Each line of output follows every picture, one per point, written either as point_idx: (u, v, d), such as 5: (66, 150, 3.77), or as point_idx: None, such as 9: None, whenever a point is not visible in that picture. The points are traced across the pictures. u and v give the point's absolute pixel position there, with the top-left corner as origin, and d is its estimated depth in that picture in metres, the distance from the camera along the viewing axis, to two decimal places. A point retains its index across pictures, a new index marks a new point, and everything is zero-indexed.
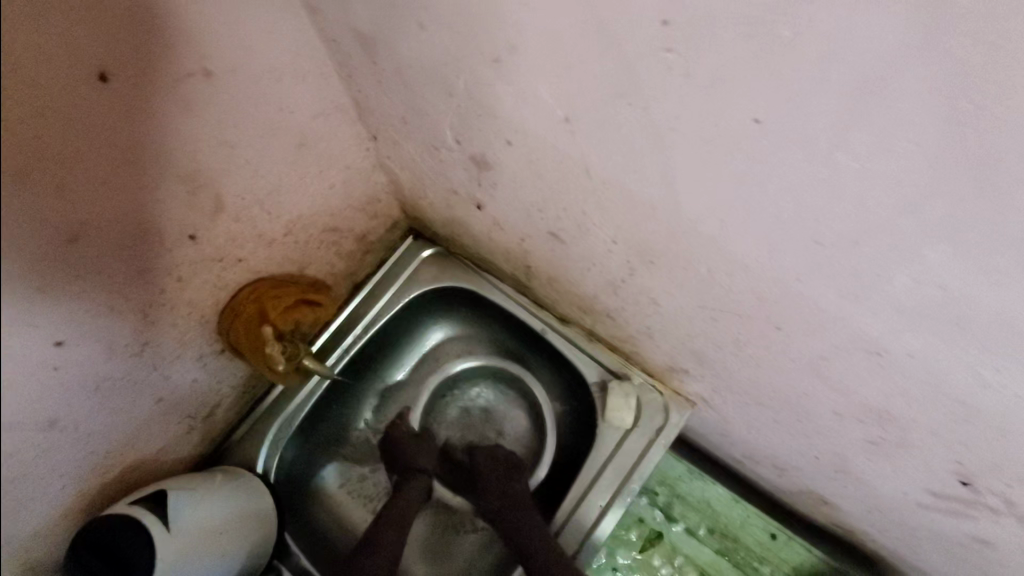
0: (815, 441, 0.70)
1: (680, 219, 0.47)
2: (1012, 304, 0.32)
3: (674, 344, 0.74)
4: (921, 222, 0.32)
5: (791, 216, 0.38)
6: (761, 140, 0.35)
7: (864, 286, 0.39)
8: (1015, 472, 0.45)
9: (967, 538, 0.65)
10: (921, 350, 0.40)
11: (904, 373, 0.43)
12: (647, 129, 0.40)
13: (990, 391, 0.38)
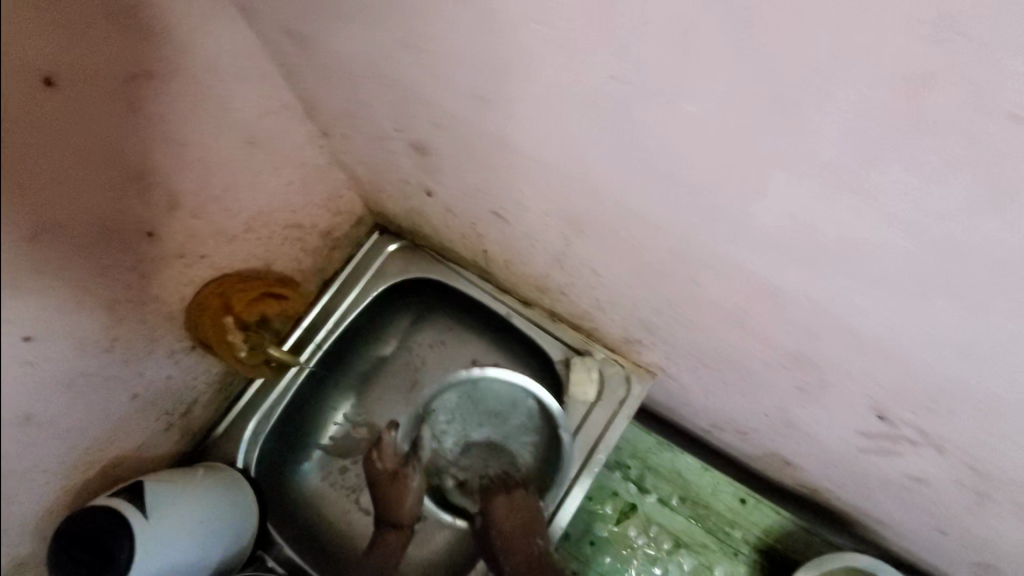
0: (759, 397, 0.74)
1: (589, 182, 0.51)
2: (850, 225, 0.36)
3: (622, 314, 0.78)
4: (766, 158, 0.36)
5: (669, 167, 0.42)
6: (625, 98, 0.39)
7: (743, 227, 0.43)
8: (915, 397, 0.49)
9: (902, 478, 0.69)
10: (802, 284, 0.44)
11: (798, 310, 0.47)
12: (540, 98, 0.44)
13: (864, 314, 0.42)
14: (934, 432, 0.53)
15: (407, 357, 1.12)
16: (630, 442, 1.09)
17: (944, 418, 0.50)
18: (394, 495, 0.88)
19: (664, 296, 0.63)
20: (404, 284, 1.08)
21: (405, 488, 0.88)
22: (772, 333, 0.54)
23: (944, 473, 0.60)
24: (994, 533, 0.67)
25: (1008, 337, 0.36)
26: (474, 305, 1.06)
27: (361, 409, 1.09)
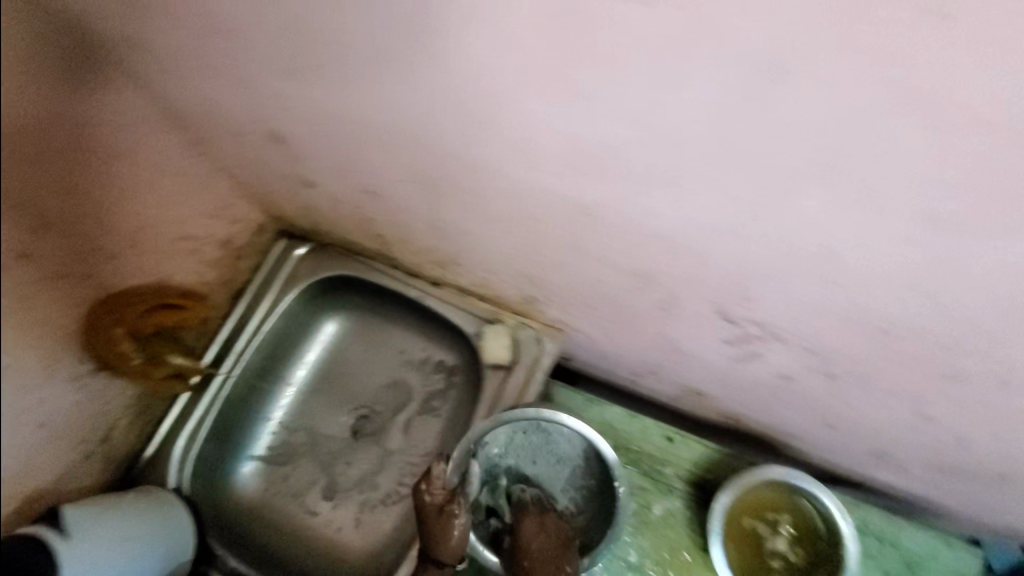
0: (643, 329, 0.79)
1: (419, 129, 0.56)
2: (601, 114, 0.43)
3: (510, 273, 0.82)
4: (523, 67, 0.43)
5: (466, 96, 0.49)
6: (410, 33, 0.45)
7: (537, 142, 0.49)
8: (737, 286, 0.54)
9: (776, 380, 0.75)
10: (599, 187, 0.50)
11: (611, 213, 0.53)
12: (351, 49, 0.50)
13: (652, 202, 0.49)
14: (767, 321, 0.59)
15: (334, 357, 1.16)
16: (560, 402, 1.14)
17: (764, 302, 0.55)
18: (438, 530, 0.84)
19: (526, 241, 0.67)
20: (319, 285, 1.11)
21: (452, 522, 0.84)
22: (611, 250, 0.59)
23: (798, 364, 0.66)
24: (862, 415, 0.74)
25: (746, 188, 0.43)
26: (389, 294, 1.10)
27: (294, 414, 1.13)
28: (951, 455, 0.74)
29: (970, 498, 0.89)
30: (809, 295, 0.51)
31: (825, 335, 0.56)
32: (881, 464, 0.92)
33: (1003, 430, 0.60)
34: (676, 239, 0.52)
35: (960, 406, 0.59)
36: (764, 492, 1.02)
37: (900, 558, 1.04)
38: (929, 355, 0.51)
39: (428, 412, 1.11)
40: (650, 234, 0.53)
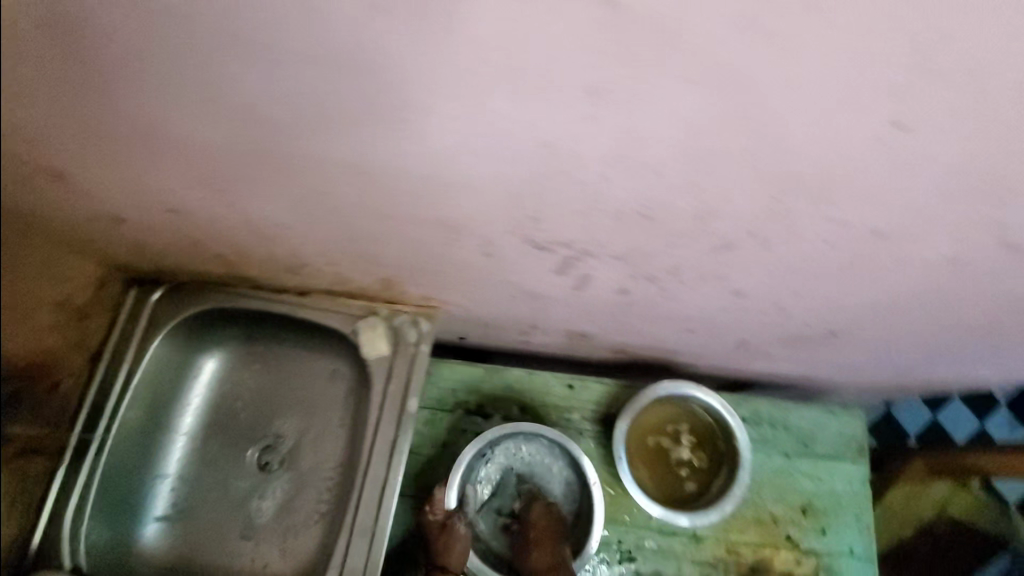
0: (487, 281, 0.82)
1: (175, 124, 0.55)
2: (314, 53, 0.44)
3: (351, 261, 0.82)
4: (225, 15, 0.43)
5: (196, 66, 0.48)
6: (107, 8, 0.44)
7: (283, 101, 0.49)
8: (520, 210, 0.57)
9: (618, 298, 0.80)
10: (354, 137, 0.52)
11: (379, 164, 0.55)
12: (65, 45, 0.47)
13: (406, 140, 0.51)
14: (569, 240, 0.63)
15: (223, 396, 1.12)
16: (460, 379, 1.15)
17: (552, 222, 0.59)
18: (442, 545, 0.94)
19: (339, 219, 0.68)
20: (186, 325, 1.08)
21: (455, 534, 0.95)
22: (407, 204, 0.61)
23: (620, 275, 0.72)
24: (700, 310, 0.81)
25: (464, 104, 0.45)
26: (261, 316, 1.07)
27: (191, 464, 1.08)
28: (784, 325, 0.83)
29: (824, 363, 1.00)
30: (580, 204, 0.55)
31: (617, 239, 0.61)
32: (747, 353, 1.01)
33: (794, 287, 0.68)
34: (448, 176, 0.54)
35: (753, 275, 0.66)
36: (658, 409, 1.09)
37: (795, 437, 1.11)
38: (697, 232, 0.56)
39: (330, 424, 1.09)
40: (427, 177, 0.55)
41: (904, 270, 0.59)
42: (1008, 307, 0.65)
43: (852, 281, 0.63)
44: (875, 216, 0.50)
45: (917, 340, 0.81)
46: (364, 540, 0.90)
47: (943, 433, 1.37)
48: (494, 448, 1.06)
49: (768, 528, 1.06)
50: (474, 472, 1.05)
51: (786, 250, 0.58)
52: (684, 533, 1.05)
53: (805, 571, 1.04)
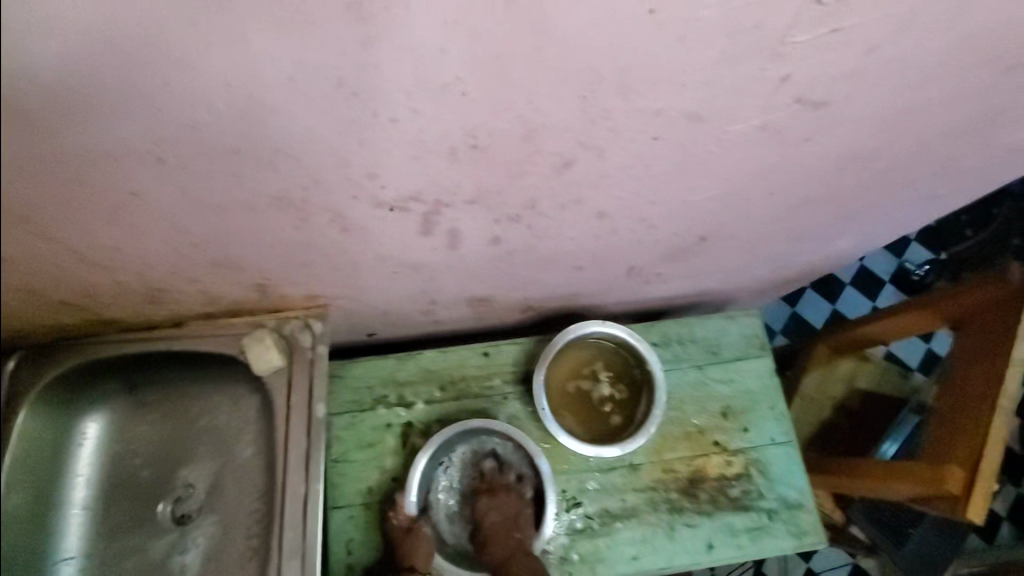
0: (361, 262, 0.79)
1: None
2: (51, 46, 0.39)
3: (209, 274, 0.76)
4: None
5: None
6: None
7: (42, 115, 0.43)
8: (352, 170, 0.55)
9: (495, 248, 0.80)
10: (139, 129, 0.47)
11: (180, 151, 0.50)
12: None
13: (196, 116, 0.46)
14: (417, 194, 0.61)
15: (116, 457, 1.02)
16: (374, 375, 1.11)
17: (389, 177, 0.57)
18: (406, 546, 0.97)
19: (177, 227, 0.61)
20: (54, 390, 0.94)
21: (421, 537, 0.98)
22: (232, 192, 0.56)
23: (485, 221, 0.71)
24: (576, 241, 0.82)
25: (234, 53, 0.42)
26: (137, 360, 0.98)
27: (96, 538, 0.98)
28: (657, 240, 0.86)
29: (709, 272, 1.05)
30: (407, 149, 0.53)
31: (463, 182, 0.60)
32: (640, 280, 1.05)
33: (648, 195, 0.70)
34: (260, 148, 0.51)
35: (606, 191, 0.67)
36: (573, 355, 1.12)
37: (703, 348, 1.16)
38: (532, 155, 0.57)
39: (243, 456, 1.01)
40: (238, 153, 0.51)
41: (731, 153, 0.62)
42: (831, 170, 0.71)
43: (692, 175, 0.66)
44: (682, 99, 0.52)
45: (775, 226, 0.87)
46: (296, 560, 0.86)
47: (802, 320, 1.74)
48: (448, 455, 1.06)
49: (696, 440, 1.11)
50: (434, 481, 1.06)
51: (622, 156, 0.59)
52: (621, 465, 1.08)
53: (737, 469, 1.10)
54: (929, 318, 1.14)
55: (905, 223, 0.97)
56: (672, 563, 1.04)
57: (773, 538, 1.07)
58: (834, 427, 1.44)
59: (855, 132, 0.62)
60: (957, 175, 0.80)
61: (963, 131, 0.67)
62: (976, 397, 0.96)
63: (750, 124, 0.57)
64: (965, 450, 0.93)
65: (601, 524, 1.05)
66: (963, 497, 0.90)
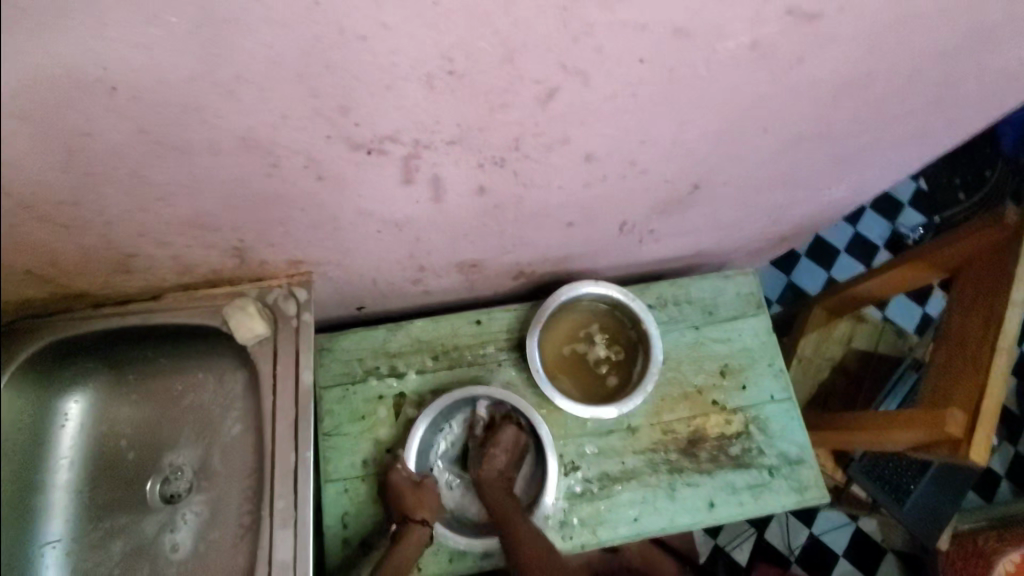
0: (341, 218, 0.76)
1: None
2: None
3: (182, 235, 0.73)
4: None
5: None
6: None
7: None
8: (320, 101, 0.52)
9: (481, 200, 0.77)
10: (84, 51, 0.44)
11: (134, 80, 0.47)
12: None
13: (144, 34, 0.44)
14: (395, 133, 0.58)
15: (98, 439, 0.98)
16: (364, 347, 1.08)
17: (364, 111, 0.54)
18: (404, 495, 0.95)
19: (142, 176, 0.59)
20: (30, 370, 0.90)
21: (425, 491, 0.96)
22: (197, 130, 0.54)
23: (469, 167, 0.68)
24: (565, 192, 0.79)
25: None
26: (113, 336, 0.93)
27: (82, 520, 0.95)
28: (649, 190, 0.83)
29: (704, 228, 1.03)
30: (381, 74, 0.50)
31: (442, 117, 0.57)
32: (633, 238, 1.02)
33: (637, 133, 0.67)
34: (222, 75, 0.48)
35: (593, 128, 0.64)
36: (567, 318, 1.09)
37: (699, 308, 1.14)
38: (513, 81, 0.54)
39: (231, 432, 0.98)
40: (199, 81, 0.48)
41: (721, 78, 0.59)
42: (826, 101, 0.68)
43: (682, 107, 0.63)
44: (668, 11, 0.50)
45: (770, 170, 0.84)
46: (288, 529, 0.84)
47: (797, 288, 1.73)
48: (451, 421, 1.06)
49: (695, 399, 1.09)
50: (434, 446, 1.05)
51: (608, 82, 0.57)
52: (620, 427, 1.06)
53: (737, 428, 1.08)
54: (923, 270, 1.12)
55: (902, 167, 0.95)
56: (675, 523, 1.03)
57: (775, 495, 1.05)
58: (832, 389, 1.42)
59: (849, 52, 0.60)
60: (955, 108, 0.78)
61: (960, 52, 0.65)
62: (974, 340, 0.94)
63: (740, 42, 0.55)
64: (965, 394, 0.92)
65: (600, 487, 1.03)
66: (966, 441, 0.88)
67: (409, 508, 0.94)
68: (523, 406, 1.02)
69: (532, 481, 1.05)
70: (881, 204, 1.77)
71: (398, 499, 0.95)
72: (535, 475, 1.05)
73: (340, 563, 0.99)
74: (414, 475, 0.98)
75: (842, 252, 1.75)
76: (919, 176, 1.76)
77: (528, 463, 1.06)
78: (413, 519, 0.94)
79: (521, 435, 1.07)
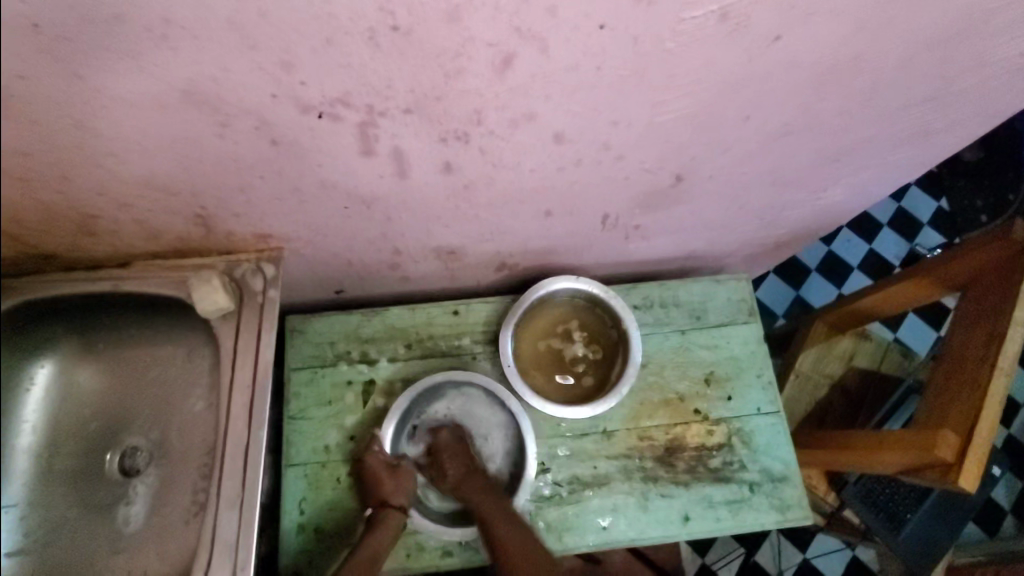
0: (304, 190, 0.74)
1: None
2: None
3: (140, 196, 0.73)
4: None
5: None
6: None
7: None
8: (261, 57, 0.53)
9: (449, 180, 0.74)
10: None
11: (70, 25, 0.49)
12: None
13: None
14: (345, 96, 0.58)
15: (61, 406, 0.95)
16: (337, 330, 1.05)
17: (307, 68, 0.54)
18: (376, 481, 0.92)
19: (82, 127, 0.60)
20: None
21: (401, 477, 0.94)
22: (134, 80, 0.55)
23: (430, 141, 0.65)
24: (539, 176, 0.75)
25: None
26: (81, 303, 0.91)
27: None
28: (629, 179, 0.79)
29: (694, 227, 0.98)
30: (320, 25, 0.50)
31: (392, 80, 0.56)
32: (619, 234, 0.97)
33: (607, 112, 0.64)
34: (150, 15, 0.48)
35: (559, 103, 0.61)
36: (545, 314, 1.07)
37: (688, 312, 1.09)
38: (464, 44, 0.52)
39: (193, 410, 0.96)
40: (124, 22, 0.49)
41: (691, 53, 0.57)
42: (814, 85, 0.64)
43: (651, 83, 0.60)
44: None
45: (760, 165, 0.80)
46: (234, 510, 0.81)
47: (805, 303, 1.66)
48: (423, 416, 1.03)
49: (677, 407, 1.04)
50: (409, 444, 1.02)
51: (567, 49, 0.54)
52: (594, 430, 1.02)
53: (718, 439, 1.02)
54: (929, 286, 1.06)
55: (902, 170, 0.91)
56: (645, 534, 0.98)
57: (754, 512, 1.00)
58: (829, 407, 1.35)
59: (832, 31, 0.57)
60: (957, 105, 0.74)
61: (957, 41, 0.61)
62: (973, 359, 0.89)
63: (708, 11, 0.52)
64: (959, 415, 0.86)
65: (569, 492, 0.99)
66: (957, 464, 0.83)
67: (386, 493, 0.92)
68: (492, 386, 0.99)
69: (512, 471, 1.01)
70: (898, 221, 1.70)
71: (377, 480, 0.92)
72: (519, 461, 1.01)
73: (296, 550, 0.96)
74: (391, 459, 0.96)
75: (855, 269, 1.67)
76: (942, 196, 1.70)
77: (511, 449, 1.02)
78: (389, 504, 0.91)
79: (499, 419, 1.03)
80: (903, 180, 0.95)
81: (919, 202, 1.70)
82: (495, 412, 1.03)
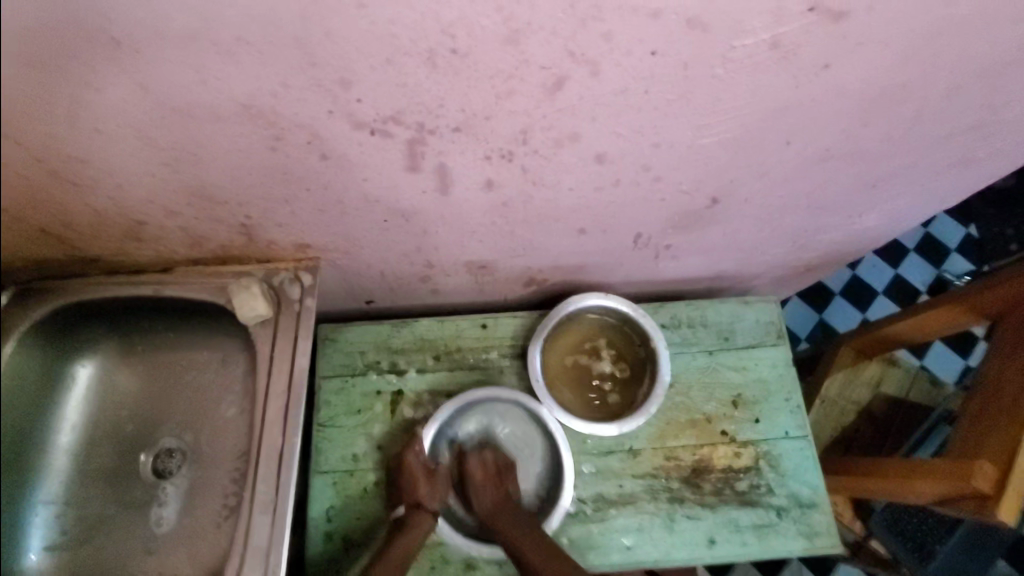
0: (345, 203, 0.76)
1: None
2: None
3: (191, 204, 0.75)
4: None
5: None
6: None
7: None
8: (323, 76, 0.55)
9: (489, 197, 0.75)
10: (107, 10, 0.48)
11: (150, 41, 0.51)
12: None
13: None
14: (398, 113, 0.60)
15: (99, 407, 0.97)
16: (368, 340, 1.06)
17: (366, 86, 0.56)
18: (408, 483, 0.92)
19: (144, 136, 0.63)
20: (48, 330, 0.91)
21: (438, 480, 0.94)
22: (200, 94, 0.57)
23: (476, 158, 0.67)
24: (577, 194, 0.76)
25: None
26: (125, 304, 0.93)
27: (73, 484, 0.94)
28: (664, 200, 0.80)
29: (725, 248, 0.98)
30: (384, 47, 0.52)
31: (447, 100, 0.58)
32: (649, 253, 0.97)
33: (650, 133, 0.65)
34: (225, 34, 0.51)
35: (604, 124, 0.63)
36: (574, 330, 1.08)
37: (715, 333, 1.09)
38: (519, 66, 0.54)
39: (225, 415, 0.96)
40: (200, 40, 0.52)
41: (737, 80, 0.58)
42: (857, 110, 0.65)
43: (696, 108, 0.62)
44: None
45: (797, 188, 0.80)
46: (265, 514, 0.82)
47: (828, 327, 1.63)
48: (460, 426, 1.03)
49: (704, 428, 1.03)
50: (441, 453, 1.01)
51: (618, 72, 0.56)
52: (620, 449, 1.02)
53: (746, 462, 1.02)
54: (962, 314, 1.03)
55: (939, 196, 0.90)
56: (670, 557, 0.97)
57: (782, 538, 0.98)
58: (856, 433, 1.33)
59: (878, 60, 0.58)
60: (996, 132, 0.75)
61: (1000, 71, 0.63)
62: (1013, 390, 0.88)
63: (759, 38, 0.54)
64: (999, 446, 0.85)
65: (594, 510, 0.99)
66: (995, 496, 0.81)
67: (422, 496, 0.92)
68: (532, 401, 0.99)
69: (546, 499, 1.00)
70: (925, 247, 1.68)
71: (411, 484, 0.92)
72: (551, 481, 1.01)
73: (320, 558, 0.96)
74: (428, 462, 0.96)
75: (880, 294, 1.64)
76: (970, 222, 1.67)
77: (547, 479, 1.01)
78: (423, 507, 0.91)
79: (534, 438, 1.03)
80: (939, 208, 0.94)
81: (948, 228, 1.68)
82: (532, 430, 1.03)
